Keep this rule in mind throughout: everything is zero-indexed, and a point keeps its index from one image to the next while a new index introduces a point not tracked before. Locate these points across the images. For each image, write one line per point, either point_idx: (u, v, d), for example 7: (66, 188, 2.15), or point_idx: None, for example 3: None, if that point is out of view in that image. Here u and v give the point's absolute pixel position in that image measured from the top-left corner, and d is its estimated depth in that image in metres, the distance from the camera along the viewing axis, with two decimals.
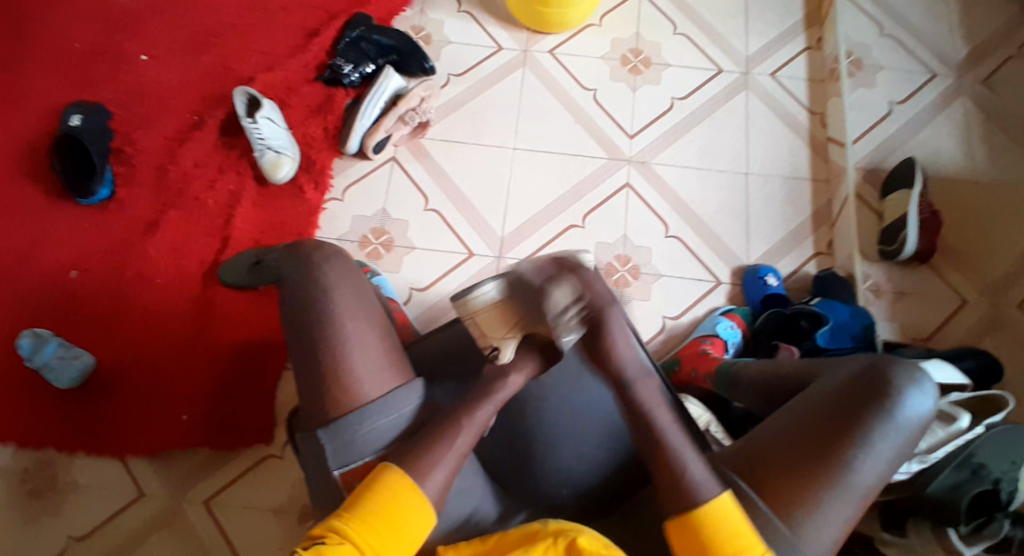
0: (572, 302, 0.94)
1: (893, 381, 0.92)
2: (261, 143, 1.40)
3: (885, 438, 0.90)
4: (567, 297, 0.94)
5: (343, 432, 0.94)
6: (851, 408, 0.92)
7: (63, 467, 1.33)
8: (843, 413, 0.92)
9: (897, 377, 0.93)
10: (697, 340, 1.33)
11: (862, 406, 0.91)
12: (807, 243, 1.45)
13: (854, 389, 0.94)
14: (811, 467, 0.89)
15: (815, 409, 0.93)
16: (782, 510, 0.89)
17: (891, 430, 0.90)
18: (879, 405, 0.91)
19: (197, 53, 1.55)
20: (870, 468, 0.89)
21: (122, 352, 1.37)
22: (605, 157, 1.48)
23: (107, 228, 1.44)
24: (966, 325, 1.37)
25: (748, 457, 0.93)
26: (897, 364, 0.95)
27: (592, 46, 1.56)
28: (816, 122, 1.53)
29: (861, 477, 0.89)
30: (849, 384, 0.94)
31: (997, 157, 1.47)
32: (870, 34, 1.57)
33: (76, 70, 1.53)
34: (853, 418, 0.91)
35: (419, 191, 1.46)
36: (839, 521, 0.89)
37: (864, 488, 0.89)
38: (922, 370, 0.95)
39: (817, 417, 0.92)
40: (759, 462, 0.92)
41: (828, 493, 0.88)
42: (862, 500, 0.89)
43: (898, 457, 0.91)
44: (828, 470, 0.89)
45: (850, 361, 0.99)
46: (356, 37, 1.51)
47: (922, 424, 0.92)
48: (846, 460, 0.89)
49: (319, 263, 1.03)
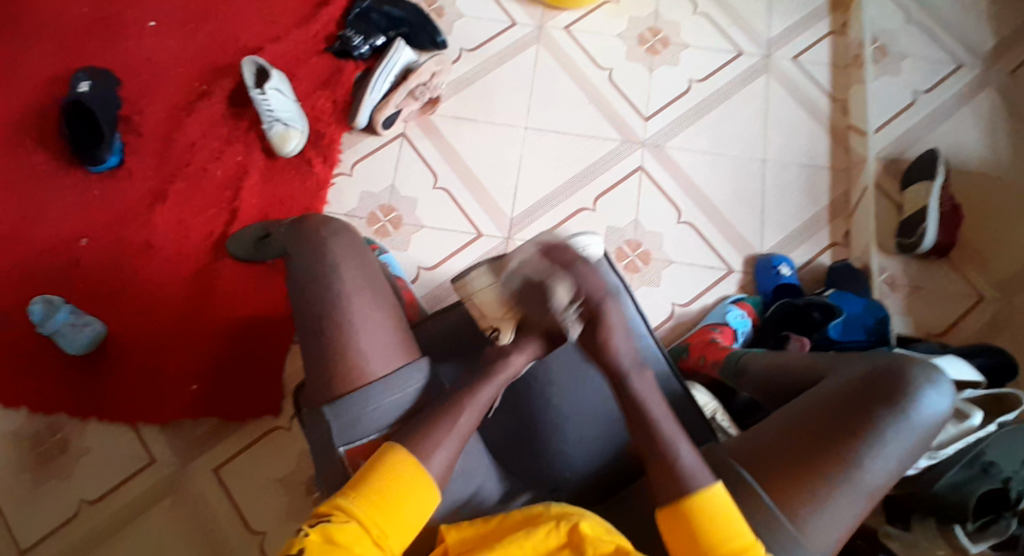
0: (571, 301, 0.94)
1: (908, 380, 0.90)
2: (270, 115, 1.39)
3: (897, 437, 0.88)
4: (566, 295, 0.94)
5: (347, 409, 0.93)
6: (864, 405, 0.90)
7: (74, 432, 1.33)
8: (855, 411, 0.89)
9: (913, 378, 0.90)
10: (706, 328, 1.30)
11: (875, 406, 0.89)
12: (823, 233, 1.42)
13: (867, 387, 0.91)
14: (819, 463, 0.88)
15: (826, 404, 0.91)
16: (787, 505, 0.87)
17: (903, 430, 0.88)
18: (892, 404, 0.89)
19: (206, 21, 1.52)
20: (879, 468, 0.88)
21: (133, 320, 1.37)
22: (619, 139, 1.45)
23: (114, 197, 1.43)
24: (982, 321, 1.34)
25: (756, 450, 0.91)
26: (913, 363, 0.92)
27: (609, 25, 1.53)
28: (836, 109, 1.49)
29: (870, 476, 0.88)
30: (863, 381, 0.92)
31: (1023, 150, 1.43)
32: (897, 20, 1.52)
33: (84, 36, 1.51)
34: (866, 416, 0.89)
35: (428, 168, 1.44)
36: (844, 520, 0.87)
37: (871, 488, 0.87)
38: (939, 369, 0.93)
39: (827, 413, 0.90)
40: (766, 456, 0.90)
41: (834, 491, 0.87)
42: (868, 500, 0.88)
43: (909, 457, 0.89)
44: (835, 468, 0.87)
45: (864, 358, 0.97)
46: (367, 8, 1.48)
47: (937, 424, 0.90)
48: (854, 459, 0.87)
49: (324, 240, 1.02)
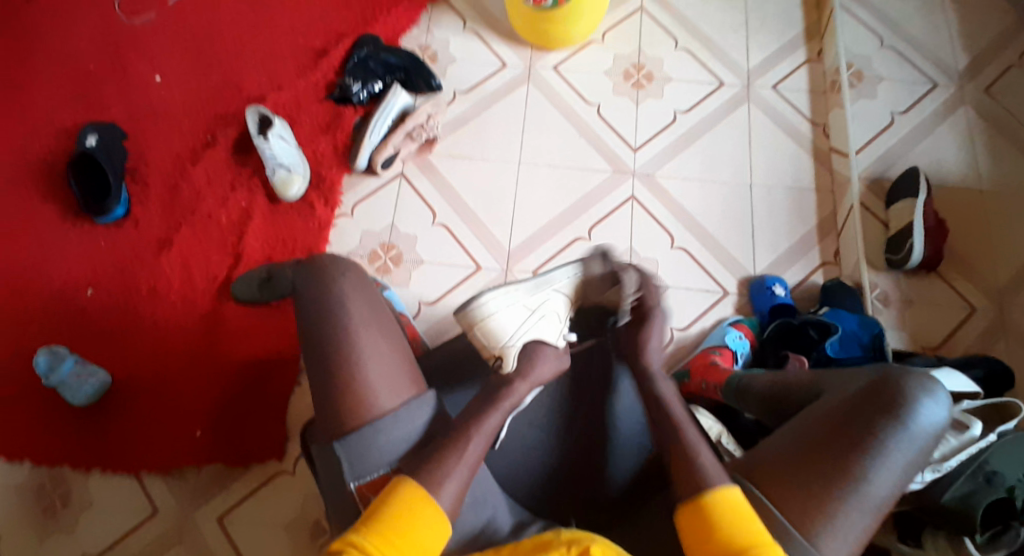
0: (633, 292, 1.15)
1: (905, 390, 0.93)
2: (273, 161, 1.44)
3: (899, 447, 0.90)
4: (630, 287, 1.15)
5: (358, 444, 0.94)
6: (864, 417, 0.92)
7: (77, 484, 1.34)
8: (857, 426, 0.92)
9: (909, 388, 0.93)
10: (707, 351, 1.33)
11: (875, 419, 0.92)
12: (813, 253, 1.46)
13: (867, 402, 0.94)
14: (825, 477, 0.90)
15: (829, 420, 0.94)
16: (797, 520, 0.88)
17: (905, 441, 0.91)
18: (891, 415, 0.92)
19: (207, 73, 1.58)
20: (885, 479, 0.89)
21: (135, 370, 1.39)
22: (610, 170, 1.50)
23: (122, 246, 1.46)
24: (975, 333, 1.37)
25: (764, 468, 0.93)
26: (908, 374, 0.95)
27: (596, 62, 1.59)
28: (818, 132, 1.54)
29: (875, 487, 0.89)
30: (862, 395, 0.95)
31: (1000, 165, 1.48)
32: (871, 46, 1.59)
33: (91, 92, 1.57)
34: (868, 431, 0.91)
35: (427, 205, 1.48)
36: (854, 533, 0.89)
37: (880, 499, 0.89)
38: (934, 379, 0.96)
39: (830, 430, 0.93)
40: (774, 474, 0.92)
41: (844, 504, 0.88)
42: (877, 512, 0.89)
43: (913, 466, 0.91)
44: (842, 482, 0.89)
45: (860, 374, 0.99)
46: (365, 56, 1.55)
47: (935, 434, 0.92)
48: (860, 471, 0.89)
49: (334, 276, 1.05)
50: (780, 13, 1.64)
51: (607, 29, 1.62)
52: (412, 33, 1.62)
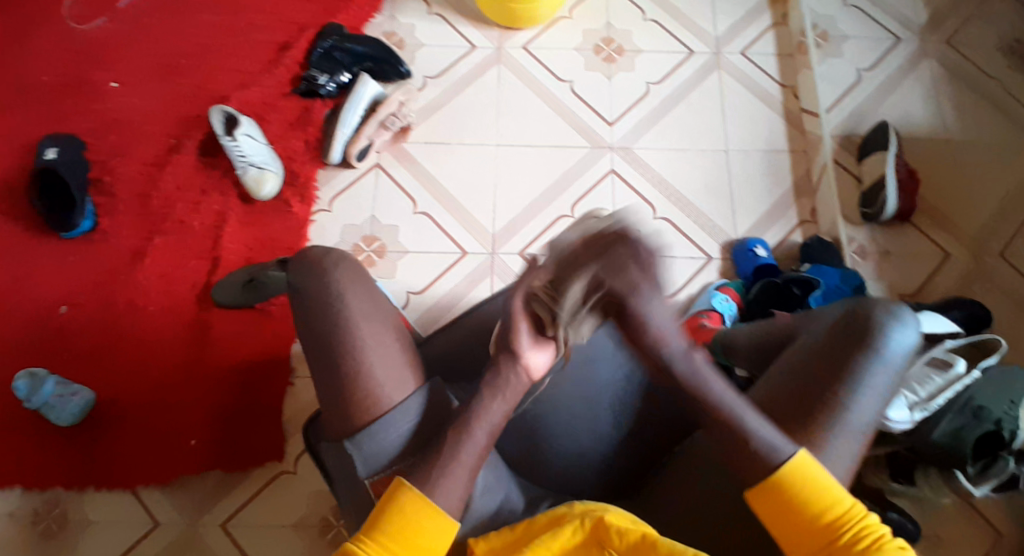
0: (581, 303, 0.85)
1: (870, 317, 0.91)
2: (243, 160, 1.40)
3: (874, 374, 0.89)
4: (577, 296, 0.85)
5: (368, 441, 0.93)
6: (833, 351, 0.90)
7: (73, 505, 1.30)
8: (828, 361, 0.90)
9: (874, 315, 0.91)
10: (696, 315, 1.32)
11: (845, 350, 0.90)
12: (791, 213, 1.47)
13: (836, 335, 0.92)
14: (806, 418, 0.89)
15: (802, 359, 0.92)
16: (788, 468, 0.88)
17: (877, 367, 0.89)
18: (862, 343, 0.89)
19: (167, 76, 1.53)
20: (865, 408, 0.88)
21: (121, 385, 1.35)
22: (588, 146, 1.49)
23: (94, 260, 1.41)
24: (952, 278, 1.40)
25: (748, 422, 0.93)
26: (873, 300, 0.92)
27: (565, 39, 1.58)
28: (789, 95, 1.55)
29: (856, 416, 0.88)
30: (830, 329, 0.93)
31: (966, 115, 1.51)
32: (834, 6, 1.61)
33: (46, 102, 1.50)
34: (839, 364, 0.89)
35: (406, 194, 1.46)
36: (845, 467, 0.88)
37: (861, 428, 0.88)
38: (899, 301, 0.93)
39: (803, 369, 0.91)
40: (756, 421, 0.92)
41: (826, 439, 0.87)
42: (862, 439, 0.88)
43: (892, 391, 0.90)
44: (821, 418, 0.88)
45: (828, 309, 0.97)
46: (330, 47, 1.51)
47: (908, 358, 0.90)
48: (836, 404, 0.88)
49: (329, 269, 0.99)
50: None
51: (573, 5, 1.61)
52: (377, 20, 1.58)
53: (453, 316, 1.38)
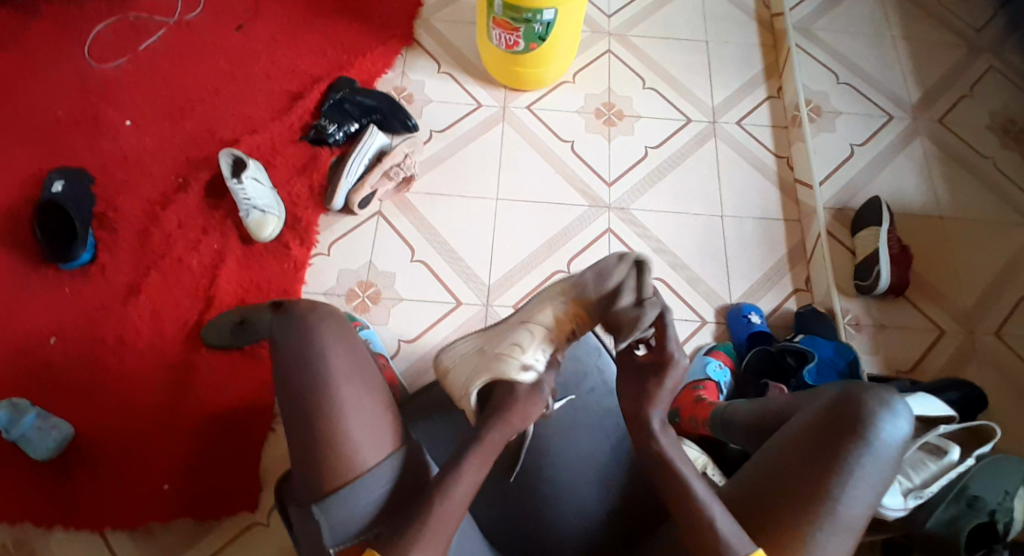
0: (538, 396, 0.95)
1: (864, 407, 0.94)
2: (246, 203, 1.42)
3: (865, 466, 0.92)
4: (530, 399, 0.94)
5: (337, 507, 0.92)
6: (828, 439, 0.94)
7: (39, 545, 1.27)
8: (824, 449, 0.93)
9: (868, 405, 0.95)
10: (690, 386, 1.33)
11: (840, 440, 0.93)
12: (785, 281, 1.49)
13: (831, 423, 0.95)
14: (799, 504, 0.91)
15: (798, 445, 0.95)
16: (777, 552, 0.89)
17: (871, 460, 0.92)
18: (855, 434, 0.93)
19: (180, 118, 1.56)
20: (857, 500, 0.91)
21: (103, 423, 1.33)
22: (586, 205, 1.52)
23: (90, 293, 1.42)
24: (945, 354, 1.41)
25: (743, 498, 0.95)
26: (867, 390, 0.96)
27: (568, 102, 1.63)
28: (783, 165, 1.59)
29: (849, 510, 0.91)
30: (823, 414, 0.96)
31: (956, 192, 1.55)
32: (828, 83, 1.67)
33: (58, 137, 1.53)
34: (834, 453, 0.92)
35: (405, 242, 1.47)
36: None
37: (853, 521, 0.91)
38: (892, 392, 0.97)
39: (800, 455, 0.94)
40: (752, 506, 0.93)
41: (820, 531, 0.90)
42: (853, 533, 0.91)
43: (882, 486, 0.93)
44: (817, 508, 0.90)
45: (823, 391, 1.00)
46: (340, 98, 1.56)
47: (901, 449, 0.94)
48: (831, 495, 0.91)
49: (312, 324, 1.02)
50: (742, 55, 1.72)
51: (577, 70, 1.66)
52: (388, 76, 1.64)
53: None
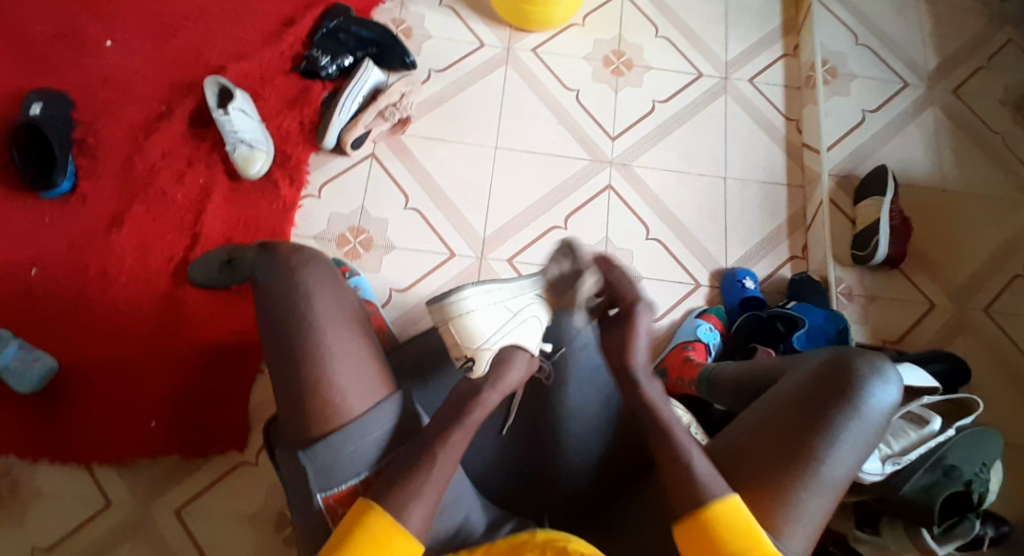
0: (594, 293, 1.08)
1: (855, 371, 0.96)
2: (234, 135, 1.36)
3: (853, 428, 0.93)
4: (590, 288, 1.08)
5: (326, 451, 0.92)
6: (817, 401, 0.94)
7: (25, 474, 1.27)
8: (813, 410, 0.94)
9: (859, 368, 0.96)
10: (680, 347, 1.33)
11: (829, 401, 0.94)
12: (783, 247, 1.47)
13: (822, 384, 0.96)
14: (784, 460, 0.92)
15: (786, 403, 0.96)
16: (759, 505, 0.90)
17: (858, 421, 0.93)
18: (844, 397, 0.94)
19: (163, 39, 1.48)
20: (842, 461, 0.92)
21: (86, 354, 1.31)
22: (587, 158, 1.48)
23: (68, 222, 1.37)
24: (934, 328, 1.41)
25: (730, 455, 0.96)
26: (859, 356, 0.98)
27: (575, 46, 1.55)
28: (792, 128, 1.55)
29: (834, 468, 0.92)
30: (814, 377, 0.97)
31: (963, 167, 1.52)
32: (846, 43, 1.60)
33: (34, 54, 1.45)
34: (822, 412, 0.93)
35: (399, 188, 1.43)
36: (815, 516, 0.90)
37: (837, 479, 0.91)
38: (884, 359, 0.98)
39: (788, 414, 0.95)
40: (737, 462, 0.94)
41: (804, 487, 0.90)
42: (836, 491, 0.92)
43: (867, 448, 0.94)
44: (802, 464, 0.91)
45: (816, 355, 1.02)
46: (334, 27, 1.47)
47: (888, 412, 0.95)
48: (817, 453, 0.91)
49: (300, 271, 1.01)
50: (759, 6, 1.64)
51: (587, 12, 1.58)
52: (386, 6, 1.54)
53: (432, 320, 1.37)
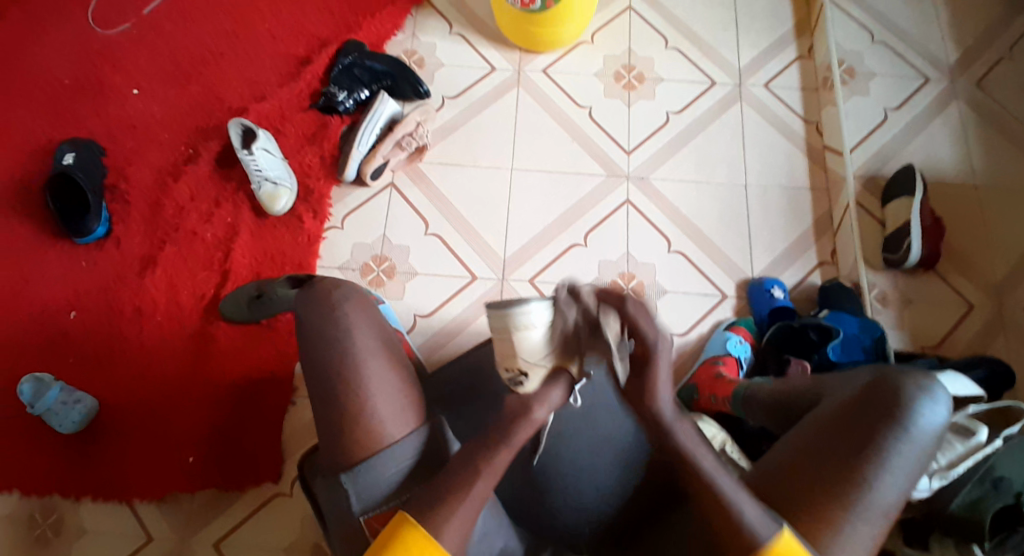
0: (620, 335, 0.93)
1: (903, 392, 0.93)
2: (258, 174, 1.40)
3: (902, 452, 0.90)
4: (615, 329, 0.92)
5: (366, 475, 0.94)
6: (861, 425, 0.91)
7: (69, 512, 1.31)
8: (858, 434, 0.91)
9: (906, 388, 0.93)
10: (710, 361, 1.31)
11: (876, 424, 0.91)
12: (810, 253, 1.44)
13: (866, 406, 0.93)
14: (829, 486, 0.89)
15: (829, 429, 0.93)
16: (805, 533, 0.87)
17: (907, 443, 0.90)
18: (891, 420, 0.91)
19: (186, 85, 1.53)
20: (890, 485, 0.89)
21: (124, 394, 1.35)
22: (604, 174, 1.48)
23: (103, 266, 1.42)
24: (974, 329, 1.37)
25: (771, 480, 0.93)
26: (904, 375, 0.95)
27: (586, 64, 1.56)
28: (811, 130, 1.53)
29: (882, 494, 0.88)
30: (858, 399, 0.94)
31: (993, 160, 1.48)
32: (862, 42, 1.58)
33: (67, 107, 1.51)
34: (869, 435, 0.90)
35: (418, 214, 1.45)
36: (865, 544, 0.87)
37: (886, 505, 0.88)
38: (931, 378, 0.95)
39: (832, 438, 0.92)
40: (780, 489, 0.91)
41: (850, 513, 0.87)
42: (885, 519, 0.88)
43: (917, 471, 0.90)
44: (847, 490, 0.88)
45: (857, 376, 1.00)
46: (350, 63, 1.51)
47: (938, 434, 0.92)
48: (864, 477, 0.88)
49: (340, 305, 1.04)
50: (770, 10, 1.63)
51: (596, 30, 1.59)
52: (398, 38, 1.58)
53: (457, 344, 1.37)
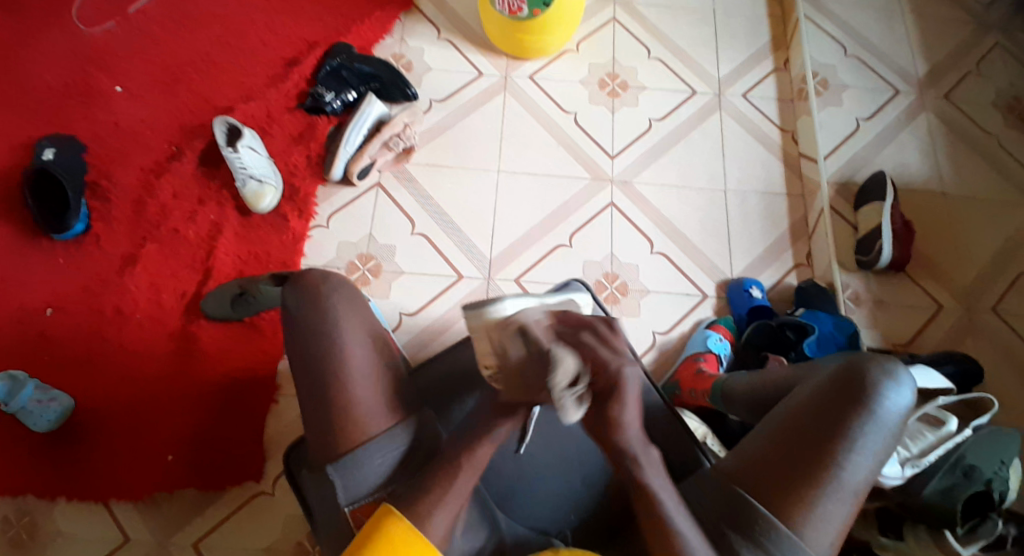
0: (576, 377, 0.90)
1: (870, 376, 0.95)
2: (243, 171, 1.38)
3: (870, 434, 0.92)
4: (567, 373, 0.89)
5: (352, 467, 0.93)
6: (831, 410, 0.94)
7: (41, 515, 1.26)
8: (829, 418, 0.93)
9: (873, 373, 0.95)
10: (691, 358, 1.32)
11: (845, 408, 0.93)
12: (787, 256, 1.48)
13: (836, 391, 0.95)
14: (802, 470, 0.91)
15: (801, 414, 0.95)
16: (781, 517, 0.90)
17: (875, 426, 0.93)
18: (860, 404, 0.93)
19: (171, 84, 1.53)
20: (859, 467, 0.91)
21: (101, 393, 1.32)
22: (588, 177, 1.50)
23: (82, 263, 1.39)
24: (944, 329, 1.41)
25: (749, 466, 0.94)
26: (871, 360, 0.97)
27: (570, 71, 1.60)
28: (787, 139, 1.58)
29: (852, 476, 0.91)
30: (828, 384, 0.96)
31: (960, 168, 1.54)
32: (836, 56, 1.64)
33: (48, 103, 1.50)
34: (839, 419, 0.93)
35: (405, 215, 1.45)
36: (836, 523, 0.90)
37: (855, 486, 0.91)
38: (896, 362, 0.97)
39: (804, 423, 0.94)
40: (756, 474, 0.93)
41: (822, 494, 0.90)
42: (854, 498, 0.91)
43: (885, 453, 0.93)
44: (820, 473, 0.91)
45: (826, 361, 1.01)
46: (337, 65, 1.52)
47: (903, 417, 0.94)
48: (834, 460, 0.91)
49: (326, 294, 1.02)
50: (748, 24, 1.68)
51: (580, 39, 1.63)
52: (386, 42, 1.60)
53: (443, 343, 1.37)
